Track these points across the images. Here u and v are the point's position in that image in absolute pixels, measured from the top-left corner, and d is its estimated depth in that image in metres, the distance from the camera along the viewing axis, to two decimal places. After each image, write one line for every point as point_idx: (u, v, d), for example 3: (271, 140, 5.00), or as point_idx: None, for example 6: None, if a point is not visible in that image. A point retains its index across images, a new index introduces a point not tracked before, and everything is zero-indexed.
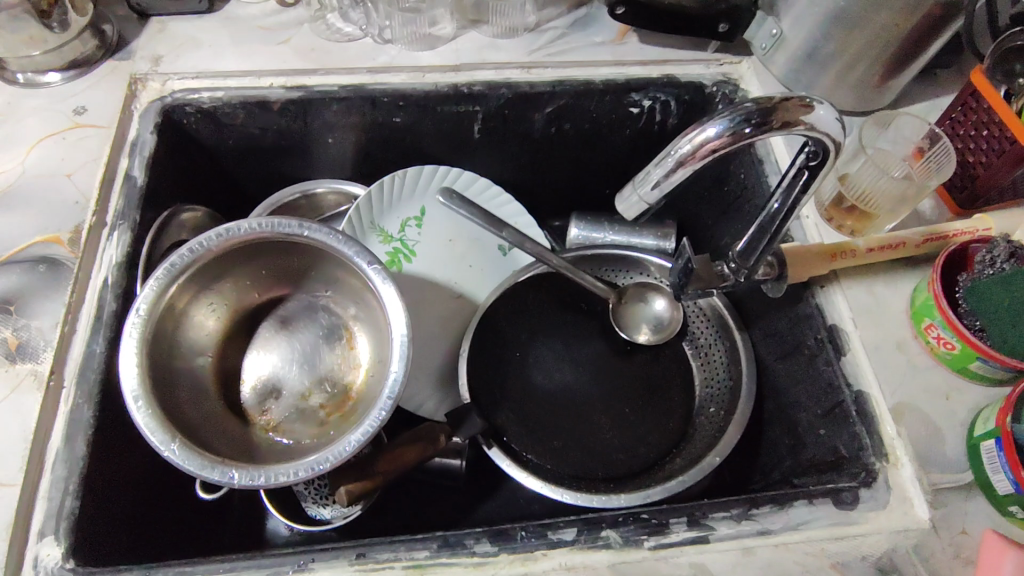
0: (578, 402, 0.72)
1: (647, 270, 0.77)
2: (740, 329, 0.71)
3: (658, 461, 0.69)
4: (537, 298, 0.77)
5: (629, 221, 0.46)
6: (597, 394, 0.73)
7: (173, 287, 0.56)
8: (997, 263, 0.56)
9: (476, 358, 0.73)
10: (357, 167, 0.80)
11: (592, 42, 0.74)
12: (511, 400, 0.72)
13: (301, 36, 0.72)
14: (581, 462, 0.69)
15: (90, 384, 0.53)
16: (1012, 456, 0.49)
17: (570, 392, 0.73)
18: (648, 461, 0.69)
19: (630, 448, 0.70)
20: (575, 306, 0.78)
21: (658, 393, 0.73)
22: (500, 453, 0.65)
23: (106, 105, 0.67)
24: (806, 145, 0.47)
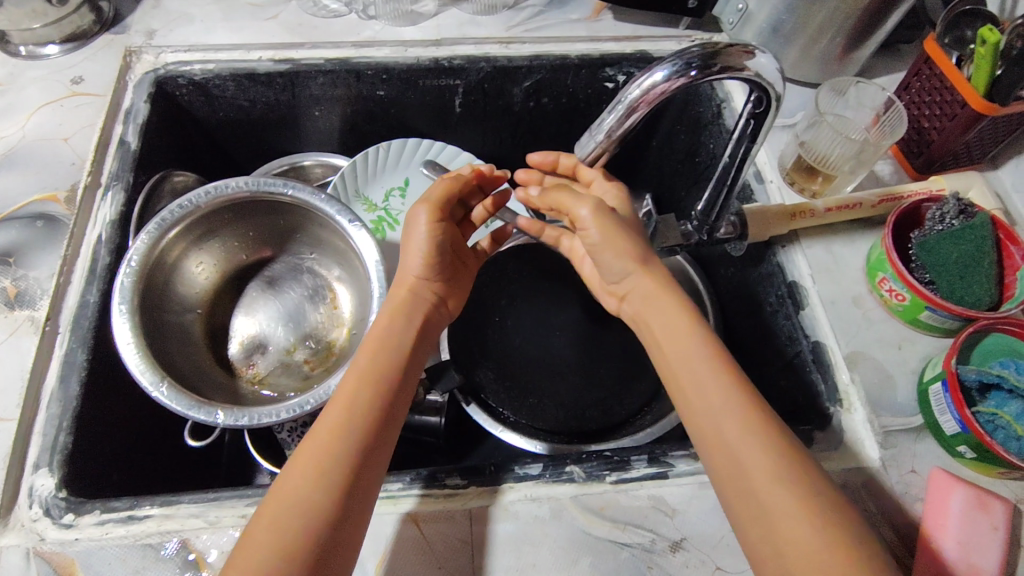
0: (556, 363, 0.75)
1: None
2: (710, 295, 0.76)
3: (631, 418, 0.72)
4: (518, 267, 0.81)
5: (586, 165, 0.50)
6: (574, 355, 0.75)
7: (164, 242, 0.58)
8: (947, 220, 0.59)
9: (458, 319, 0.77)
10: (343, 140, 0.83)
11: (568, 19, 0.77)
12: (491, 361, 0.75)
13: (289, 12, 0.75)
14: (557, 421, 0.71)
15: (84, 330, 0.56)
16: (957, 396, 0.51)
17: (547, 354, 0.75)
18: (622, 418, 0.72)
19: (606, 407, 0.72)
20: (554, 275, 0.80)
21: (632, 355, 0.75)
22: (478, 408, 0.71)
23: (101, 75, 0.70)
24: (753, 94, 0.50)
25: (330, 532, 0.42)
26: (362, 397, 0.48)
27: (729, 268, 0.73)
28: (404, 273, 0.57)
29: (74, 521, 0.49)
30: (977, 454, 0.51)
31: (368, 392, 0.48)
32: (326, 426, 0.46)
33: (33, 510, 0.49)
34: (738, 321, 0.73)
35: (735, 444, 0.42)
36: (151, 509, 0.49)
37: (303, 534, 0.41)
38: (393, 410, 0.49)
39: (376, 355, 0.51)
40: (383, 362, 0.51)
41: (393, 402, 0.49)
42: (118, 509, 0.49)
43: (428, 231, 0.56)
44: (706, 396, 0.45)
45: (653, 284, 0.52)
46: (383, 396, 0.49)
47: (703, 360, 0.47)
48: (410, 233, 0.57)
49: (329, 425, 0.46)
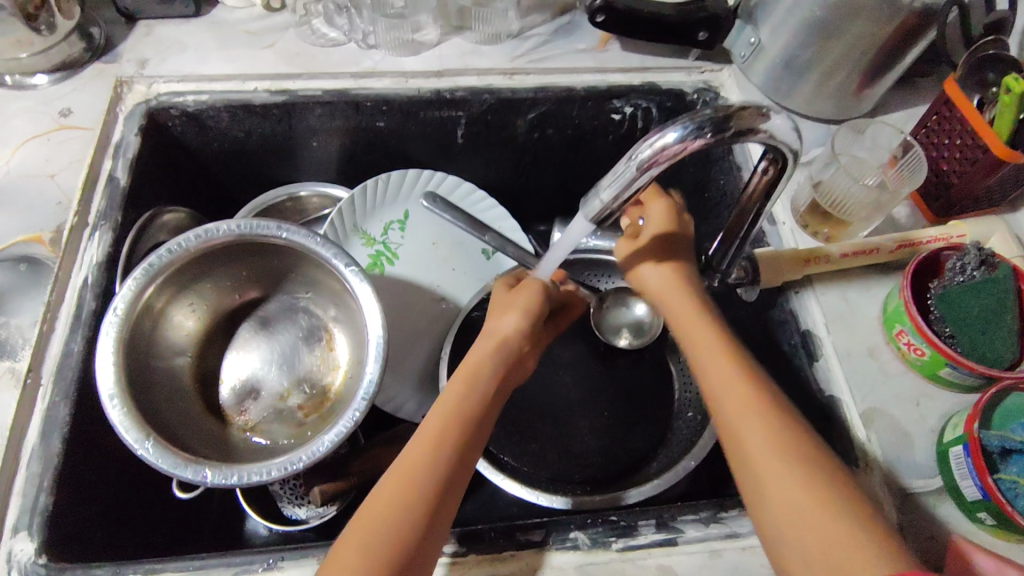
0: (560, 405, 0.73)
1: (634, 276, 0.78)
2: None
3: (637, 465, 0.70)
4: None
5: (591, 220, 0.48)
6: (579, 397, 0.73)
7: (150, 288, 0.56)
8: (968, 271, 0.56)
9: None
10: (342, 170, 0.81)
11: (575, 49, 0.75)
12: None
13: (287, 41, 0.73)
14: (560, 468, 0.69)
15: (67, 382, 0.53)
16: (979, 461, 0.49)
17: (548, 395, 0.73)
18: (628, 464, 0.70)
19: (611, 453, 0.70)
20: None
21: (637, 398, 0.73)
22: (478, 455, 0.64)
23: (91, 107, 0.67)
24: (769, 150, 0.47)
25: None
26: (439, 452, 0.46)
27: (739, 310, 0.71)
28: (498, 325, 0.56)
29: None
30: (999, 522, 0.49)
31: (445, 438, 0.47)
32: (402, 471, 0.45)
33: None
34: None
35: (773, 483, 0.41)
36: None
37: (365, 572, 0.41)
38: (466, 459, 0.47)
39: (458, 401, 0.49)
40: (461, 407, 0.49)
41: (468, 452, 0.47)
42: None
43: (521, 305, 0.57)
44: (741, 427, 0.44)
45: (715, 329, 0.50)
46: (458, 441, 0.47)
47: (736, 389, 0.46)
48: (500, 305, 0.58)
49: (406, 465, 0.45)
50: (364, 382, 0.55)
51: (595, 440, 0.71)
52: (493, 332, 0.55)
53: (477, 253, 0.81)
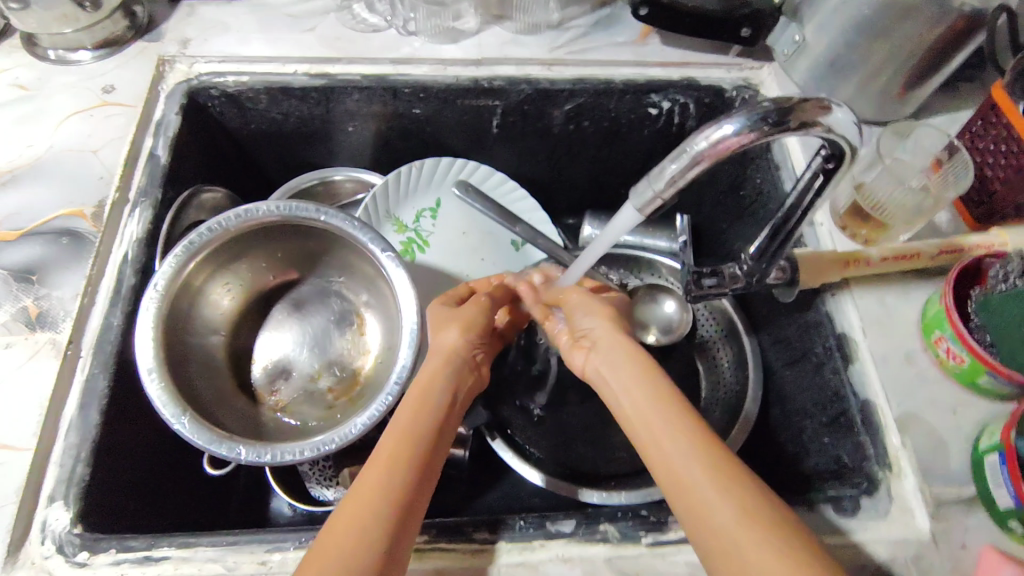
0: (587, 400, 0.73)
1: (659, 272, 0.79)
2: (748, 333, 0.73)
3: None
4: None
5: (642, 215, 0.47)
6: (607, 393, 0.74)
7: (190, 266, 0.56)
8: (1010, 279, 0.55)
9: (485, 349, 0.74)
10: (375, 156, 0.81)
11: (614, 42, 0.74)
12: (521, 394, 0.73)
13: (327, 25, 0.73)
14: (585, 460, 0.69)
15: (107, 355, 0.54)
16: (1014, 470, 0.48)
17: (573, 387, 0.74)
18: None
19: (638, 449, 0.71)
20: None
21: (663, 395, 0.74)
22: (503, 444, 0.67)
23: (133, 84, 0.68)
24: (822, 147, 0.46)
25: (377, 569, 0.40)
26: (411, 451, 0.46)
27: (770, 310, 0.71)
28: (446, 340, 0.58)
29: (88, 559, 0.47)
30: None
31: (400, 468, 0.45)
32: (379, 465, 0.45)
33: (46, 546, 0.47)
34: (777, 366, 0.70)
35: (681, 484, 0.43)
36: (168, 550, 0.48)
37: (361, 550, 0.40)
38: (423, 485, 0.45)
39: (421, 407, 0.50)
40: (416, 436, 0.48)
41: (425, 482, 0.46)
42: (134, 549, 0.48)
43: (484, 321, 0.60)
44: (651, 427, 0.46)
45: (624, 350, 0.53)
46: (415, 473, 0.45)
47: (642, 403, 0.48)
48: (575, 304, 0.60)
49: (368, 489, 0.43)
50: (398, 368, 0.55)
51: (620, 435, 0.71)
52: (439, 349, 0.57)
53: (506, 244, 0.80)
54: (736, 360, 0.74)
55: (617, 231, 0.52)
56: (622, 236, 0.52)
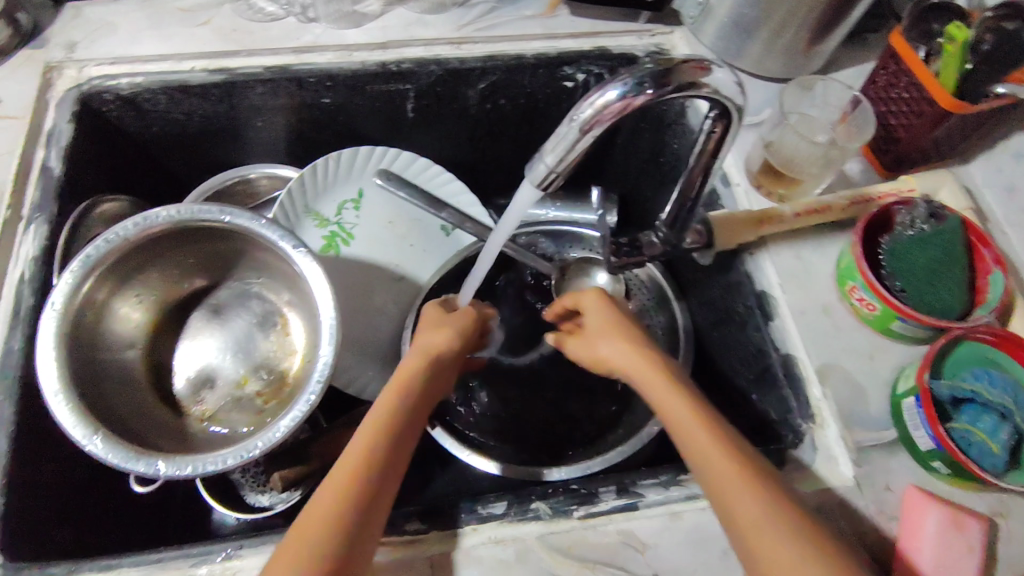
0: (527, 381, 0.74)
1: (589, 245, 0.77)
2: (678, 298, 0.74)
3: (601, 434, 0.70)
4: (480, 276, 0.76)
5: (539, 189, 0.46)
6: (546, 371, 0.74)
7: (90, 281, 0.54)
8: (916, 225, 0.57)
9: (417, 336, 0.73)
10: (290, 150, 0.79)
11: (523, 15, 0.73)
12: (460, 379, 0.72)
13: (223, 17, 0.70)
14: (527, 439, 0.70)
15: (9, 381, 0.52)
16: (929, 412, 0.50)
17: (511, 366, 0.74)
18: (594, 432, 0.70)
19: (579, 423, 0.71)
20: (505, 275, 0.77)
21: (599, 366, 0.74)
22: (444, 432, 0.65)
23: (19, 95, 0.64)
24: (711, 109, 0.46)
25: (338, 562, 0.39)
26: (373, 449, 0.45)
27: (696, 273, 0.71)
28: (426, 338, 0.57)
29: None
30: (952, 470, 0.50)
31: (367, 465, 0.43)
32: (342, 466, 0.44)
33: None
34: (710, 327, 0.71)
35: (712, 462, 0.43)
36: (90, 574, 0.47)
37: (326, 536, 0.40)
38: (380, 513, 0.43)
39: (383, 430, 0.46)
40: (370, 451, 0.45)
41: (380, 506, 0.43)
42: None
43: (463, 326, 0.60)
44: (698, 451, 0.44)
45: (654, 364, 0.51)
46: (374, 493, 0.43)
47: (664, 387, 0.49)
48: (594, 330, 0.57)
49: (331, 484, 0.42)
50: (318, 365, 0.54)
51: (563, 410, 0.72)
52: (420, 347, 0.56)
53: (433, 230, 0.80)
54: (669, 327, 0.73)
55: (521, 209, 0.52)
56: (525, 214, 0.52)
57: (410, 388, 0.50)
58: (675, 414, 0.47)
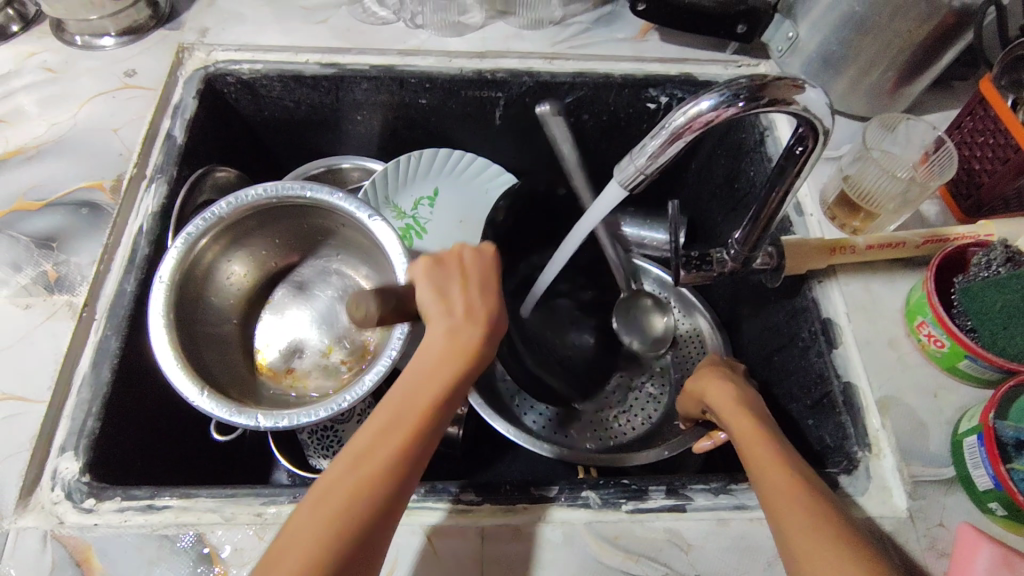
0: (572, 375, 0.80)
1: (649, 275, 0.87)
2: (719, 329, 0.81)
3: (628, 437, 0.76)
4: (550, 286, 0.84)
5: (625, 191, 0.49)
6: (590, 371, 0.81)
7: (203, 241, 0.59)
8: (992, 267, 0.57)
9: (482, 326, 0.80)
10: (381, 146, 0.84)
11: (614, 38, 0.77)
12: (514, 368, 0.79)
13: (339, 18, 0.76)
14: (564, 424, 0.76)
15: (119, 318, 0.57)
16: (992, 451, 0.49)
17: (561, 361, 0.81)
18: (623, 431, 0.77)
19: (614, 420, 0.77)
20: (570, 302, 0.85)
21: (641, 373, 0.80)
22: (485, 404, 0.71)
23: (154, 69, 0.71)
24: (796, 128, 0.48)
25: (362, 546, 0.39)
26: (409, 428, 0.43)
27: (757, 297, 0.73)
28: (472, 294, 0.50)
29: (94, 506, 0.50)
30: (1009, 512, 0.49)
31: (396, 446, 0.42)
32: (379, 443, 0.42)
33: (55, 493, 0.50)
34: (770, 353, 0.71)
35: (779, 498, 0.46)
36: (169, 500, 0.50)
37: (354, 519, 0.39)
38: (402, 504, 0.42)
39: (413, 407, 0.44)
40: (387, 444, 0.42)
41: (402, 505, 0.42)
42: (138, 498, 0.50)
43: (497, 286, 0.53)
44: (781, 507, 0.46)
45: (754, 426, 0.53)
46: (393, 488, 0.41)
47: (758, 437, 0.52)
48: (710, 391, 0.61)
49: (366, 460, 0.41)
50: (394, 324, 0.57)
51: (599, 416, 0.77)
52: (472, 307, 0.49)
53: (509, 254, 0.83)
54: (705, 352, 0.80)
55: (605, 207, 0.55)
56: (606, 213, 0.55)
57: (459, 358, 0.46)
58: (763, 460, 0.50)
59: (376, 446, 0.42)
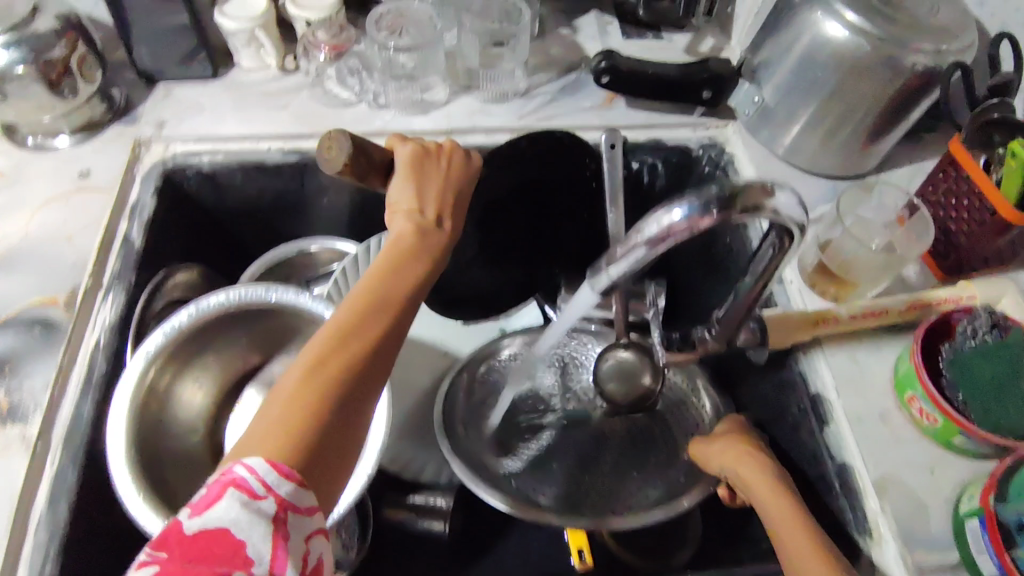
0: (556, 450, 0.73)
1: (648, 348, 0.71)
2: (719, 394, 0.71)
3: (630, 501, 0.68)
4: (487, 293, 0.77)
5: (598, 295, 0.48)
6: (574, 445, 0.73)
7: (151, 370, 0.56)
8: (981, 334, 0.55)
9: (452, 406, 0.72)
10: (351, 225, 0.82)
11: (581, 107, 0.76)
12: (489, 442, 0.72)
13: (300, 102, 0.74)
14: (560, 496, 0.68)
15: (78, 445, 0.55)
16: (995, 538, 0.48)
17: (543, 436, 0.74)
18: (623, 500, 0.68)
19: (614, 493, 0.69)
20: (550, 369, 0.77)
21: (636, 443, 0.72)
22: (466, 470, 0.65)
23: (109, 169, 0.69)
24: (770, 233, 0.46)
25: (337, 424, 0.41)
26: (381, 311, 0.44)
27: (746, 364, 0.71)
28: (439, 189, 0.51)
29: None
30: None
31: (370, 328, 0.43)
32: (355, 328, 0.43)
33: None
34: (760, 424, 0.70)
35: None
36: None
37: (333, 400, 0.41)
38: (377, 381, 0.43)
39: (383, 289, 0.45)
40: (365, 330, 0.43)
41: (375, 383, 0.43)
42: None
43: (467, 190, 0.53)
44: None
45: (794, 514, 0.51)
46: (367, 367, 0.42)
47: (803, 531, 0.50)
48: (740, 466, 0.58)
49: (345, 343, 0.42)
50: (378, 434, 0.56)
51: (587, 484, 0.70)
52: (439, 199, 0.50)
53: (477, 287, 0.76)
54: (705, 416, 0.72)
55: (578, 308, 0.53)
56: (582, 314, 0.53)
57: (420, 250, 0.47)
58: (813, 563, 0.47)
59: (358, 329, 0.43)
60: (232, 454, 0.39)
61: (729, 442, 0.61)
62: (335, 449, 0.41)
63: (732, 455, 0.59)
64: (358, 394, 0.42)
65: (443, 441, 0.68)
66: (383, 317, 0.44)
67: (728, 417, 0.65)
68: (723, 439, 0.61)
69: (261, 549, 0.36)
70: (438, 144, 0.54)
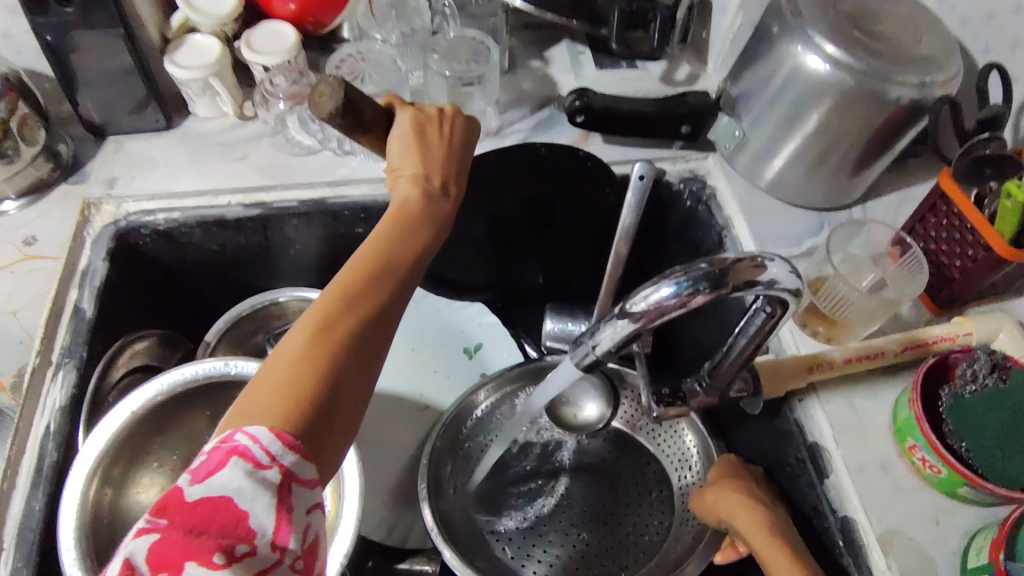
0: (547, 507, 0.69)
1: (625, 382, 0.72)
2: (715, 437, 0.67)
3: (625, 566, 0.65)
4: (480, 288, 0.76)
5: (580, 369, 0.45)
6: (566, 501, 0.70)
7: (93, 483, 0.52)
8: (980, 378, 0.53)
9: (434, 468, 0.66)
10: (320, 273, 0.78)
11: (555, 144, 0.73)
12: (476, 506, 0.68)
13: (260, 151, 0.71)
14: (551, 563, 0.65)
15: (30, 544, 0.50)
16: None
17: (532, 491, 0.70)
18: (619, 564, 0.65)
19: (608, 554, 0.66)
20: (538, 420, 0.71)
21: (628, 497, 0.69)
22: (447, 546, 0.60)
23: (56, 233, 0.64)
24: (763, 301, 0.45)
25: (342, 384, 0.40)
26: (383, 278, 0.44)
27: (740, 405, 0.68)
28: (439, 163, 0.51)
29: None
30: None
31: (372, 294, 0.43)
32: (359, 292, 0.43)
33: None
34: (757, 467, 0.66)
35: None
36: None
37: (340, 359, 0.40)
38: (381, 342, 0.43)
39: (383, 260, 0.45)
40: (371, 294, 0.43)
41: (380, 346, 0.43)
42: None
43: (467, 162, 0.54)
44: None
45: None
46: (371, 329, 0.42)
47: None
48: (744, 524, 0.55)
49: (350, 303, 0.42)
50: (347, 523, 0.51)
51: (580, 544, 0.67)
52: (438, 172, 0.51)
53: (471, 274, 0.77)
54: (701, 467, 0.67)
55: (563, 374, 0.49)
56: (568, 385, 0.51)
57: (417, 225, 0.48)
58: None
59: (361, 297, 0.43)
60: (230, 416, 0.38)
61: (730, 495, 0.58)
62: (339, 412, 0.40)
63: (734, 511, 0.56)
64: (363, 356, 0.42)
65: (426, 507, 0.62)
66: (384, 283, 0.44)
67: (722, 461, 0.62)
68: (723, 491, 0.58)
69: (263, 520, 0.36)
70: (439, 107, 0.53)
